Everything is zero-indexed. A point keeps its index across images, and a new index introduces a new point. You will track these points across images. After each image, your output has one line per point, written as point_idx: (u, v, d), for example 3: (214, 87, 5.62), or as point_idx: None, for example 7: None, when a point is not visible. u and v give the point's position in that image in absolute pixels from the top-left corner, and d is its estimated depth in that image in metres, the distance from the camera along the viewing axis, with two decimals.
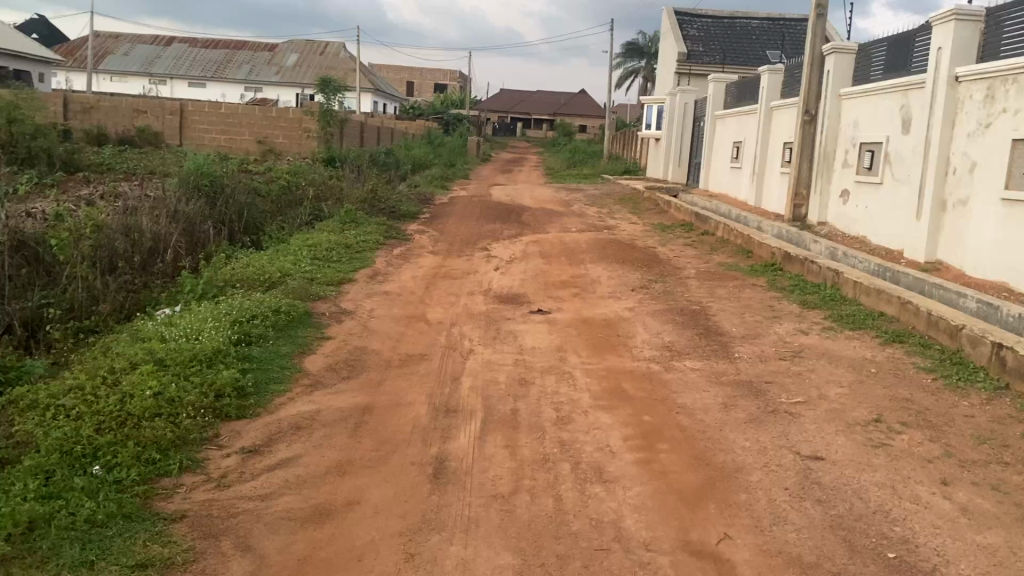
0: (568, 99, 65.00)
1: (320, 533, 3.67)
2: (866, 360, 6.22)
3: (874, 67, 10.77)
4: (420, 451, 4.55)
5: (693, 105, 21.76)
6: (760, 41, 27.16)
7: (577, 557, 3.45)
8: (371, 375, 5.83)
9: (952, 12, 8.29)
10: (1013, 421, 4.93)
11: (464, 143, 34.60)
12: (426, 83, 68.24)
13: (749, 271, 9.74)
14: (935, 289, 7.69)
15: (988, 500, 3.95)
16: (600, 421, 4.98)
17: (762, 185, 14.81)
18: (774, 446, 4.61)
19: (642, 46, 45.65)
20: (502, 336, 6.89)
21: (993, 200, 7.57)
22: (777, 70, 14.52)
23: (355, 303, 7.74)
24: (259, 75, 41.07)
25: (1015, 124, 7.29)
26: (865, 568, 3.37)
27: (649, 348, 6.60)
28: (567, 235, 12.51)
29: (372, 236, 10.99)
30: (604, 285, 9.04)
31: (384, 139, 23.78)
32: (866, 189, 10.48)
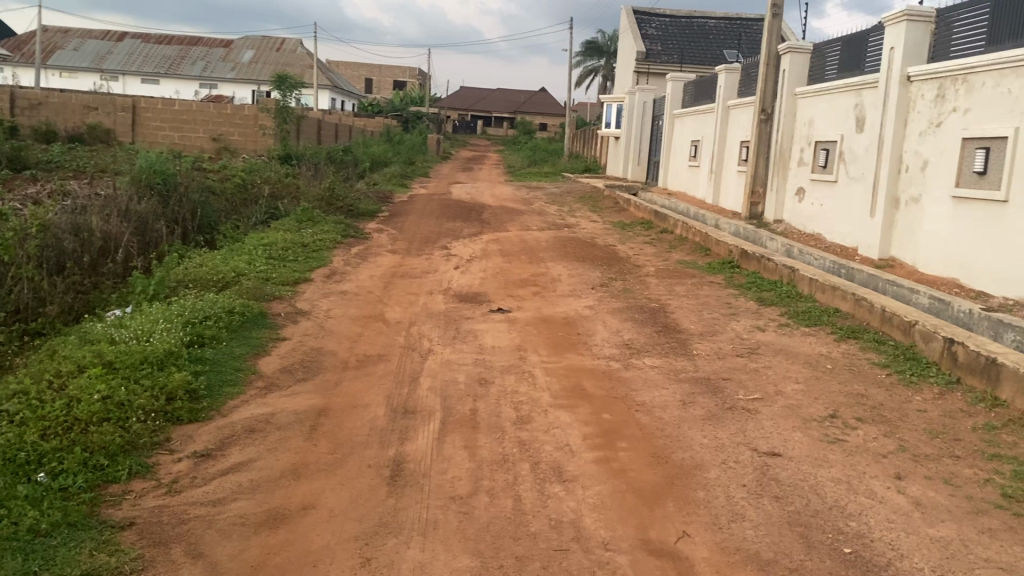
0: (528, 97, 65.06)
1: (274, 538, 3.60)
2: (821, 356, 6.29)
3: (828, 66, 10.93)
4: (377, 453, 4.49)
5: (651, 104, 21.87)
6: (717, 40, 27.44)
7: (536, 558, 3.42)
8: (327, 376, 5.75)
9: (903, 12, 8.42)
10: (964, 415, 5.01)
11: (423, 142, 34.41)
12: (385, 81, 67.83)
13: (707, 269, 9.80)
14: (889, 286, 7.81)
15: (940, 494, 4.00)
16: (559, 420, 4.95)
17: (720, 184, 14.93)
18: (732, 443, 4.63)
19: (601, 45, 45.86)
20: (462, 335, 6.83)
21: (944, 198, 7.70)
22: (734, 69, 14.66)
23: (312, 303, 7.63)
24: (214, 71, 40.47)
25: (965, 124, 7.43)
26: (821, 564, 3.38)
27: (608, 345, 6.60)
28: (527, 234, 12.49)
29: (329, 235, 10.86)
30: (564, 283, 9.03)
31: (342, 136, 23.52)
32: (821, 187, 10.61)
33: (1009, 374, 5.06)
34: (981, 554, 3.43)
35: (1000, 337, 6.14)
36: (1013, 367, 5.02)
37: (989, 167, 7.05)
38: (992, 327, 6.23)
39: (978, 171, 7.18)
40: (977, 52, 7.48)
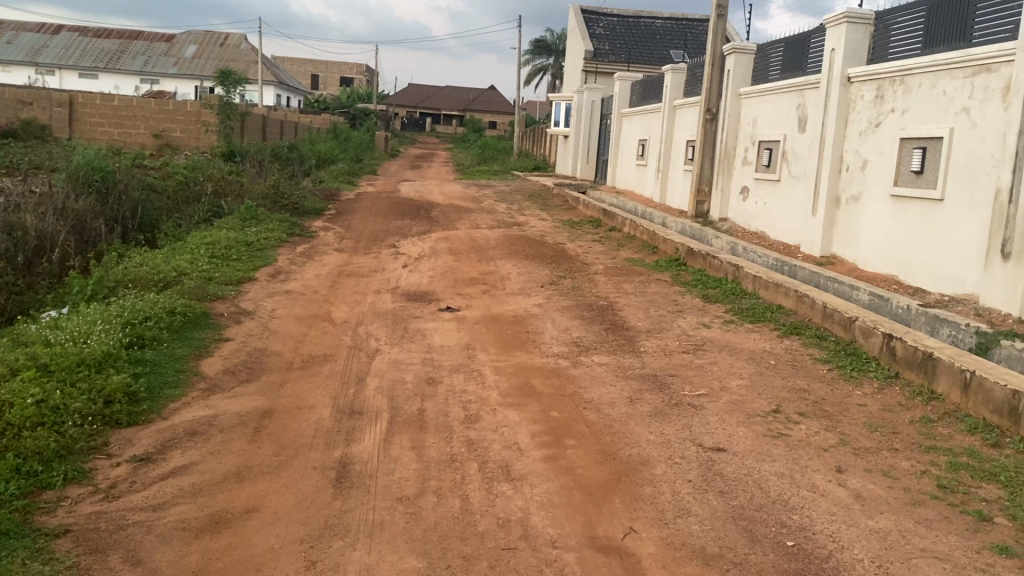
0: (477, 95, 64.96)
1: (216, 543, 3.52)
2: (765, 352, 6.38)
3: (772, 67, 11.11)
4: (323, 454, 4.43)
5: (599, 103, 21.99)
6: (664, 40, 27.72)
7: (484, 558, 3.41)
8: (271, 378, 5.66)
9: (844, 15, 8.60)
10: (902, 408, 5.14)
11: (371, 139, 34.19)
12: (332, 78, 67.14)
13: (654, 266, 9.89)
14: (830, 283, 7.97)
15: (879, 485, 4.09)
16: (508, 419, 4.94)
17: (666, 183, 15.10)
18: (678, 439, 4.67)
19: (550, 44, 46.04)
20: (410, 334, 6.78)
21: (883, 196, 7.88)
22: (680, 69, 14.83)
23: (255, 303, 7.51)
24: (156, 66, 39.70)
25: (902, 124, 7.61)
26: (765, 557, 3.43)
27: (557, 343, 6.62)
28: (476, 232, 12.47)
29: (274, 233, 10.70)
30: (513, 281, 9.03)
31: (288, 133, 23.20)
32: (764, 186, 10.79)
33: (944, 369, 5.20)
34: (918, 544, 3.51)
35: (937, 332, 6.31)
36: (948, 361, 5.17)
37: (926, 166, 7.23)
38: (929, 322, 6.39)
39: (915, 170, 7.36)
40: (915, 53, 7.69)
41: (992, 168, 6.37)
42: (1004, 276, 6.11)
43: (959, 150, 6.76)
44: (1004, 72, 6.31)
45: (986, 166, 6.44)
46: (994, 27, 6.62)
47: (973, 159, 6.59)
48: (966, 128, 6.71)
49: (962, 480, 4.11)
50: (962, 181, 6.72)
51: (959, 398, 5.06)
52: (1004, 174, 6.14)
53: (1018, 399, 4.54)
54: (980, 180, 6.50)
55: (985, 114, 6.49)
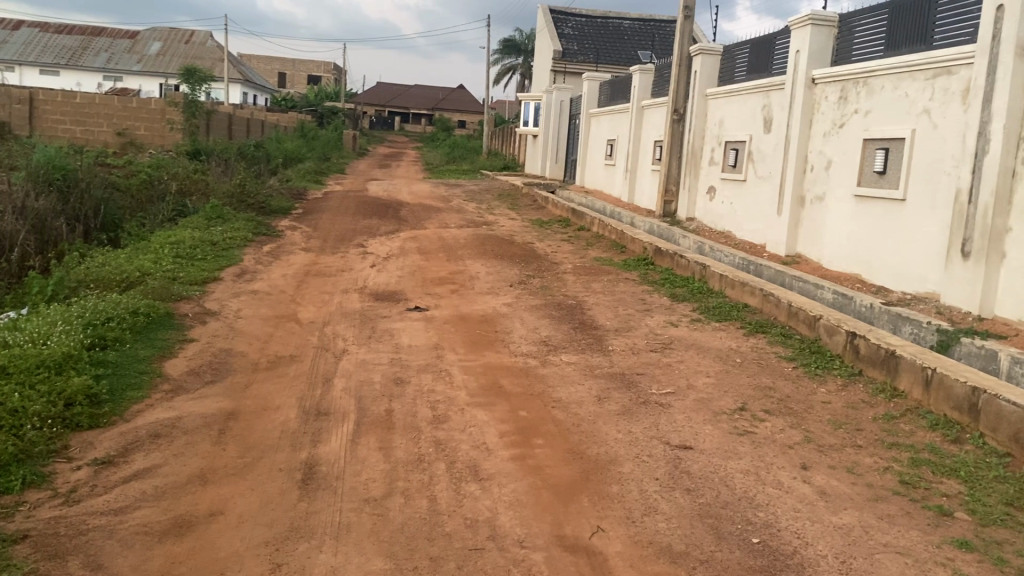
0: (446, 93, 64.81)
1: (179, 547, 3.47)
2: (731, 350, 6.44)
3: (737, 68, 11.21)
4: (289, 455, 4.39)
5: (568, 103, 22.02)
6: (632, 41, 27.86)
7: (451, 558, 3.39)
8: (236, 378, 5.60)
9: (808, 16, 8.70)
10: (865, 405, 5.21)
11: (339, 138, 33.98)
12: (300, 76, 66.58)
13: (622, 266, 9.94)
14: (795, 281, 8.05)
15: (843, 482, 4.14)
16: (476, 419, 4.93)
17: (634, 183, 15.18)
18: (645, 437, 4.70)
19: (519, 43, 46.06)
20: (377, 335, 6.74)
21: (846, 196, 7.99)
22: (648, 70, 14.92)
23: (221, 303, 7.42)
24: (119, 63, 39.10)
25: (866, 125, 7.72)
26: (731, 554, 3.45)
27: (526, 342, 6.62)
28: (445, 231, 12.43)
29: (240, 232, 10.58)
30: (482, 281, 9.02)
31: (254, 131, 22.97)
32: (730, 186, 10.88)
33: (906, 366, 5.28)
34: (881, 540, 3.55)
35: (899, 330, 6.40)
36: (910, 358, 5.25)
37: (888, 167, 7.34)
38: (892, 321, 6.49)
39: (878, 171, 7.46)
40: (879, 56, 7.80)
41: (952, 169, 6.48)
42: (964, 274, 6.21)
43: (920, 151, 6.87)
44: (964, 74, 6.41)
45: (946, 167, 6.54)
46: (953, 30, 6.73)
47: (934, 159, 6.69)
48: (927, 129, 6.81)
49: (924, 476, 4.17)
50: (923, 182, 6.82)
51: (920, 395, 5.14)
52: (964, 174, 6.24)
53: (978, 396, 4.62)
54: (941, 180, 6.60)
55: (946, 115, 6.59)
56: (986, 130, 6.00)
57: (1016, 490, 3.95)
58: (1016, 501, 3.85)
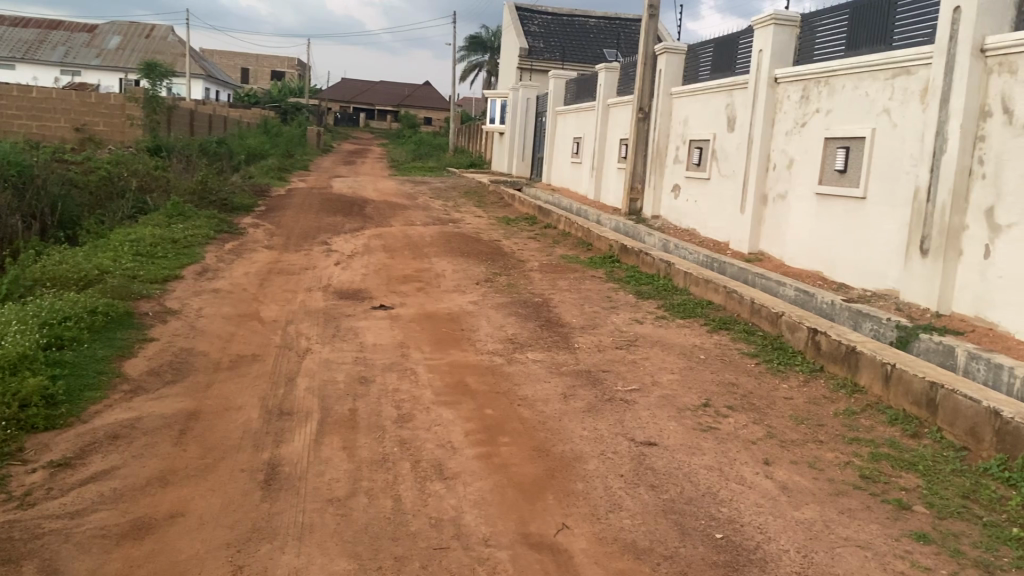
0: (412, 90, 64.49)
1: (138, 549, 3.41)
2: (695, 347, 6.49)
3: (702, 67, 11.29)
4: (251, 456, 4.34)
5: (534, 100, 22.01)
6: (598, 39, 27.95)
7: (415, 558, 3.38)
8: (197, 378, 5.52)
9: (771, 16, 8.78)
10: (826, 401, 5.28)
11: (303, 135, 33.69)
12: (263, 71, 65.85)
13: (588, 263, 9.97)
14: (758, 279, 8.12)
15: (805, 477, 4.19)
16: (441, 418, 4.91)
17: (601, 180, 15.22)
18: (610, 434, 4.71)
19: (485, 40, 45.97)
20: (342, 333, 6.69)
21: (808, 195, 8.10)
22: (613, 68, 14.97)
23: (182, 302, 7.31)
24: (77, 57, 38.41)
25: (827, 124, 7.81)
26: (694, 550, 3.48)
27: (491, 341, 6.60)
28: (410, 229, 12.37)
29: (201, 230, 10.44)
30: (448, 279, 8.99)
31: (216, 127, 22.67)
32: (695, 184, 10.96)
33: (866, 362, 5.35)
34: (841, 534, 3.60)
35: (859, 327, 6.49)
36: (871, 355, 5.32)
37: (849, 166, 7.44)
38: (852, 317, 6.58)
39: (839, 169, 7.56)
40: (840, 55, 7.90)
41: (912, 167, 6.58)
42: (923, 272, 6.31)
43: (881, 150, 6.97)
44: (922, 74, 6.52)
45: (906, 165, 6.64)
46: (912, 31, 6.84)
47: (894, 158, 6.78)
48: (887, 128, 6.91)
49: (883, 470, 4.23)
50: (883, 180, 6.93)
51: (880, 390, 5.22)
52: (922, 173, 6.34)
53: (936, 391, 4.70)
54: (901, 179, 6.70)
55: (905, 115, 6.69)
56: (944, 129, 6.10)
57: (972, 483, 4.03)
58: (972, 493, 3.93)
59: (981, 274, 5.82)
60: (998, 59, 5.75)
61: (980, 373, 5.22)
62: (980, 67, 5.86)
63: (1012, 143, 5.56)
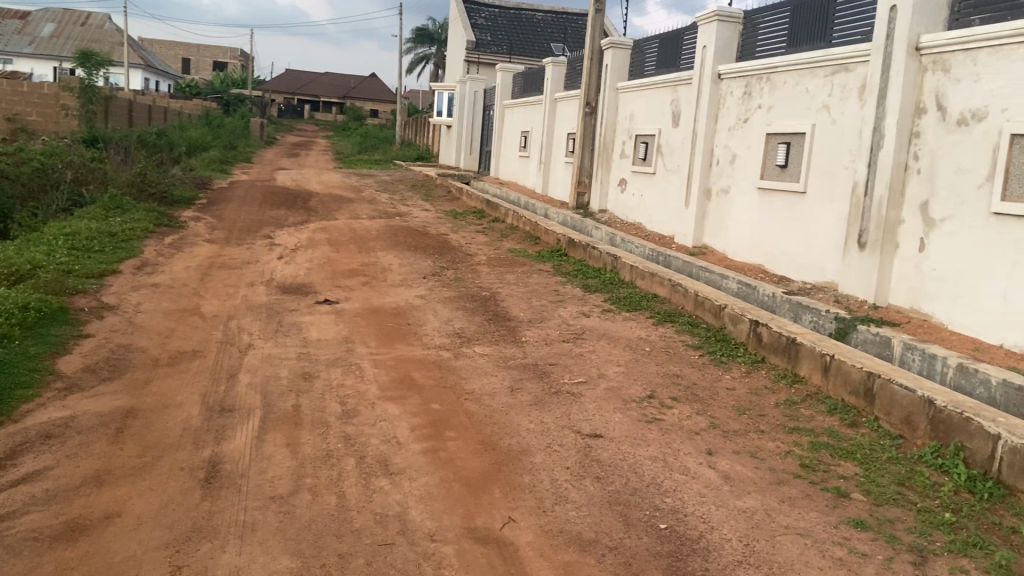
0: (358, 82, 63.89)
1: (71, 552, 3.31)
2: (641, 339, 6.54)
3: (647, 62, 11.38)
4: (190, 454, 4.25)
5: (482, 94, 21.96)
6: (545, 33, 28.03)
7: (360, 555, 3.34)
8: (136, 375, 5.39)
9: (714, 13, 8.87)
10: (768, 392, 5.37)
11: (247, 127, 33.12)
12: (205, 62, 64.52)
13: (536, 257, 9.98)
14: (702, 272, 8.22)
15: (747, 467, 4.25)
16: (387, 413, 4.87)
17: (548, 174, 15.25)
18: (556, 427, 4.73)
19: (432, 33, 45.74)
20: (286, 328, 6.59)
21: (751, 189, 8.21)
22: (560, 62, 15.00)
23: (119, 297, 7.14)
24: (8, 45, 37.12)
25: (769, 119, 7.93)
26: (638, 541, 3.50)
27: (439, 335, 6.57)
28: (357, 222, 12.25)
29: (140, 224, 10.20)
30: (394, 273, 8.91)
31: (156, 118, 22.15)
32: (641, 178, 11.04)
33: (806, 353, 5.45)
34: (782, 522, 3.66)
35: (799, 319, 6.61)
36: (810, 346, 5.42)
37: (790, 161, 7.57)
38: (793, 309, 6.69)
39: (781, 164, 7.69)
40: (781, 52, 8.03)
41: (850, 163, 6.72)
42: (861, 265, 6.45)
43: (820, 145, 7.10)
44: (860, 72, 6.65)
45: (845, 161, 6.79)
46: (850, 29, 6.96)
47: (834, 154, 6.92)
48: (827, 124, 7.04)
49: (822, 459, 4.32)
50: (823, 175, 7.06)
51: (820, 381, 5.32)
52: (860, 168, 6.48)
53: (873, 381, 4.80)
54: (840, 174, 6.83)
55: (844, 111, 6.83)
56: (881, 125, 6.24)
57: (907, 470, 4.14)
58: (907, 480, 4.03)
59: (916, 268, 5.97)
60: (932, 58, 5.90)
61: (915, 363, 5.36)
62: (915, 65, 6.01)
63: (946, 140, 5.71)
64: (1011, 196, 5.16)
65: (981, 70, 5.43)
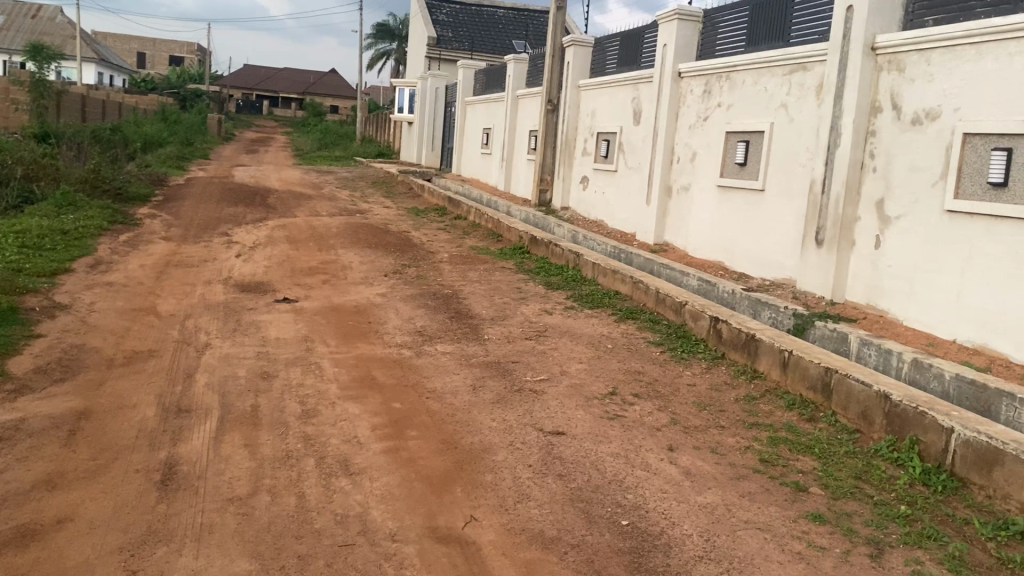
0: (318, 78, 63.31)
1: (22, 558, 3.23)
2: (603, 336, 6.56)
3: (608, 60, 11.41)
4: (146, 456, 4.16)
5: (444, 90, 21.88)
6: (506, 30, 28.02)
7: (320, 556, 3.30)
8: (89, 376, 5.28)
9: (674, 12, 8.92)
10: (728, 387, 5.42)
11: (203, 123, 32.62)
12: (160, 56, 63.43)
13: (498, 255, 9.97)
14: (663, 269, 8.27)
15: (708, 462, 4.28)
16: (348, 412, 4.82)
17: (511, 171, 15.23)
18: (519, 424, 4.72)
19: (393, 28, 45.47)
20: (244, 327, 6.50)
21: (711, 186, 8.28)
22: (522, 59, 15.01)
23: (72, 296, 6.98)
24: None
25: (728, 117, 8.00)
26: (601, 538, 3.51)
27: (400, 333, 6.52)
28: (317, 220, 12.13)
29: (94, 221, 9.99)
30: (355, 271, 8.84)
31: (110, 113, 21.70)
32: (602, 176, 11.08)
33: (765, 349, 5.52)
34: (742, 517, 3.69)
35: (758, 315, 6.68)
36: (769, 341, 5.48)
37: (749, 159, 7.65)
38: (752, 305, 6.76)
39: (740, 162, 7.76)
40: (740, 51, 8.11)
41: (808, 161, 6.80)
42: (818, 261, 6.54)
43: (778, 143, 7.19)
44: (818, 72, 6.74)
45: (802, 159, 6.87)
46: (808, 28, 7.04)
47: (792, 152, 7.01)
48: (785, 123, 7.13)
49: (781, 454, 4.37)
50: (781, 173, 7.15)
51: (778, 376, 5.39)
52: (817, 166, 6.56)
53: (831, 376, 4.87)
54: (798, 172, 6.92)
55: (801, 110, 6.91)
56: (838, 124, 6.32)
57: (864, 464, 4.20)
58: (864, 474, 4.09)
59: (872, 264, 6.07)
60: (888, 58, 5.99)
61: (871, 358, 5.45)
62: (871, 65, 6.10)
63: (901, 139, 5.80)
64: (962, 194, 5.26)
65: (935, 70, 5.53)
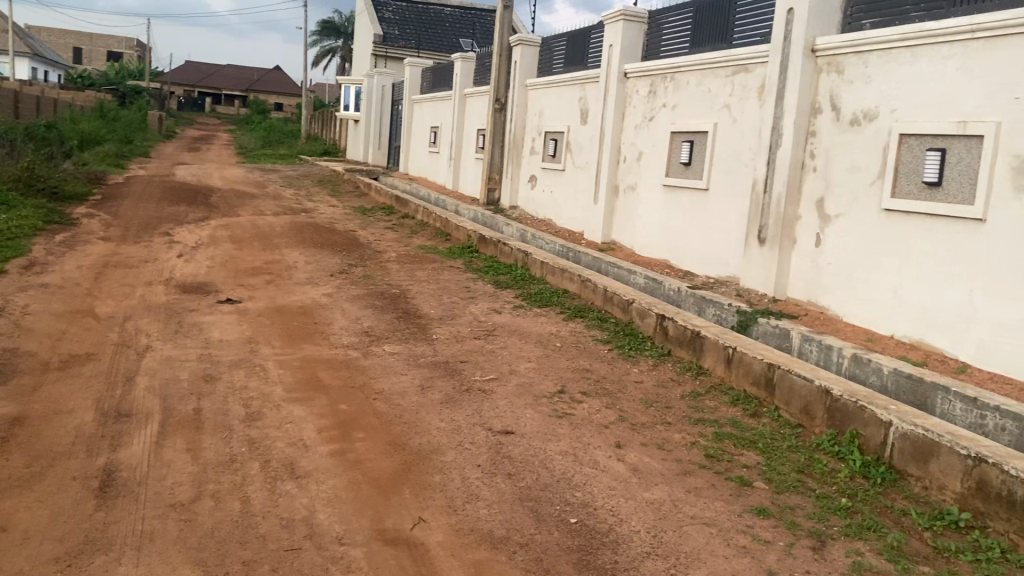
0: (263, 75, 62.40)
1: None
2: (551, 335, 6.58)
3: (555, 60, 11.44)
4: (84, 462, 4.05)
5: (390, 88, 21.72)
6: (453, 28, 27.94)
7: (266, 561, 3.25)
8: (23, 380, 5.11)
9: (620, 12, 8.98)
10: (674, 384, 5.49)
11: (143, 120, 31.90)
12: (98, 52, 61.83)
13: (446, 254, 9.92)
14: (610, 267, 8.32)
15: (654, 458, 4.33)
16: (293, 415, 4.76)
17: (459, 170, 15.18)
18: (467, 424, 4.70)
19: (338, 26, 45.04)
20: (186, 329, 6.37)
21: (656, 185, 8.37)
22: (469, 58, 14.95)
23: (4, 299, 6.75)
24: None
25: (673, 117, 8.09)
26: (549, 536, 3.52)
27: (347, 334, 6.45)
28: (261, 219, 11.94)
29: (28, 221, 9.68)
30: (300, 271, 8.72)
31: (45, 110, 21.09)
32: (550, 175, 11.12)
33: (709, 345, 5.59)
34: (689, 512, 3.73)
35: (703, 312, 6.76)
36: (714, 338, 5.55)
37: (693, 158, 7.74)
38: (697, 303, 6.84)
39: (684, 162, 7.85)
40: (684, 52, 8.20)
41: (751, 160, 6.92)
42: (761, 259, 6.64)
43: (722, 143, 7.29)
44: (759, 73, 6.86)
45: (745, 159, 6.99)
46: (749, 30, 7.16)
47: (735, 152, 7.12)
48: (728, 123, 7.24)
49: (726, 449, 4.43)
50: (725, 172, 7.25)
51: (723, 372, 5.46)
52: (759, 165, 6.67)
53: (774, 372, 4.95)
54: (741, 171, 7.04)
55: (744, 110, 7.03)
56: (780, 125, 6.43)
57: (806, 458, 4.28)
58: (806, 468, 4.18)
59: (813, 262, 6.19)
60: (828, 60, 6.12)
61: (813, 354, 5.55)
62: (811, 66, 6.23)
63: (840, 140, 5.93)
64: (899, 193, 5.39)
65: (873, 72, 5.66)
